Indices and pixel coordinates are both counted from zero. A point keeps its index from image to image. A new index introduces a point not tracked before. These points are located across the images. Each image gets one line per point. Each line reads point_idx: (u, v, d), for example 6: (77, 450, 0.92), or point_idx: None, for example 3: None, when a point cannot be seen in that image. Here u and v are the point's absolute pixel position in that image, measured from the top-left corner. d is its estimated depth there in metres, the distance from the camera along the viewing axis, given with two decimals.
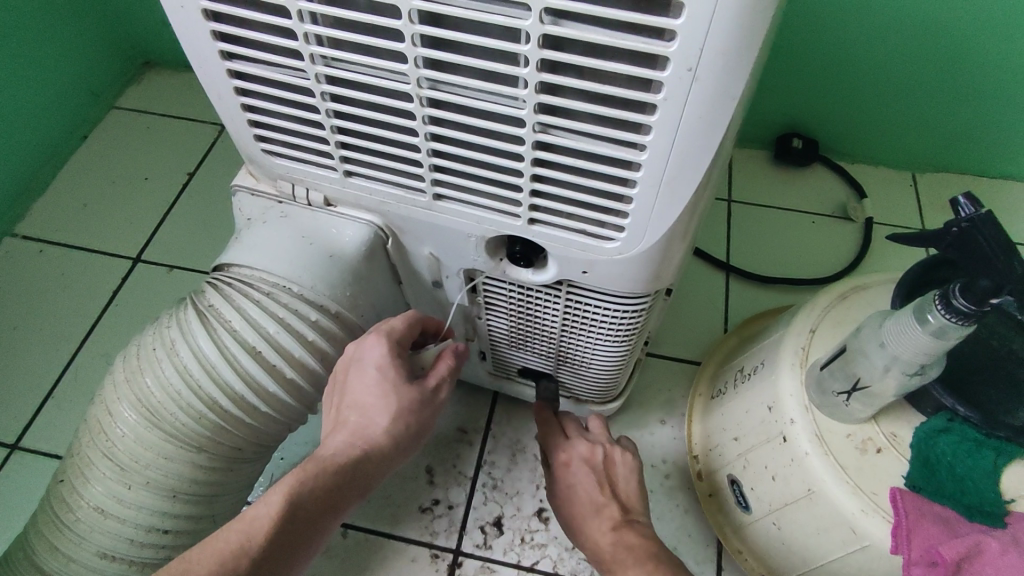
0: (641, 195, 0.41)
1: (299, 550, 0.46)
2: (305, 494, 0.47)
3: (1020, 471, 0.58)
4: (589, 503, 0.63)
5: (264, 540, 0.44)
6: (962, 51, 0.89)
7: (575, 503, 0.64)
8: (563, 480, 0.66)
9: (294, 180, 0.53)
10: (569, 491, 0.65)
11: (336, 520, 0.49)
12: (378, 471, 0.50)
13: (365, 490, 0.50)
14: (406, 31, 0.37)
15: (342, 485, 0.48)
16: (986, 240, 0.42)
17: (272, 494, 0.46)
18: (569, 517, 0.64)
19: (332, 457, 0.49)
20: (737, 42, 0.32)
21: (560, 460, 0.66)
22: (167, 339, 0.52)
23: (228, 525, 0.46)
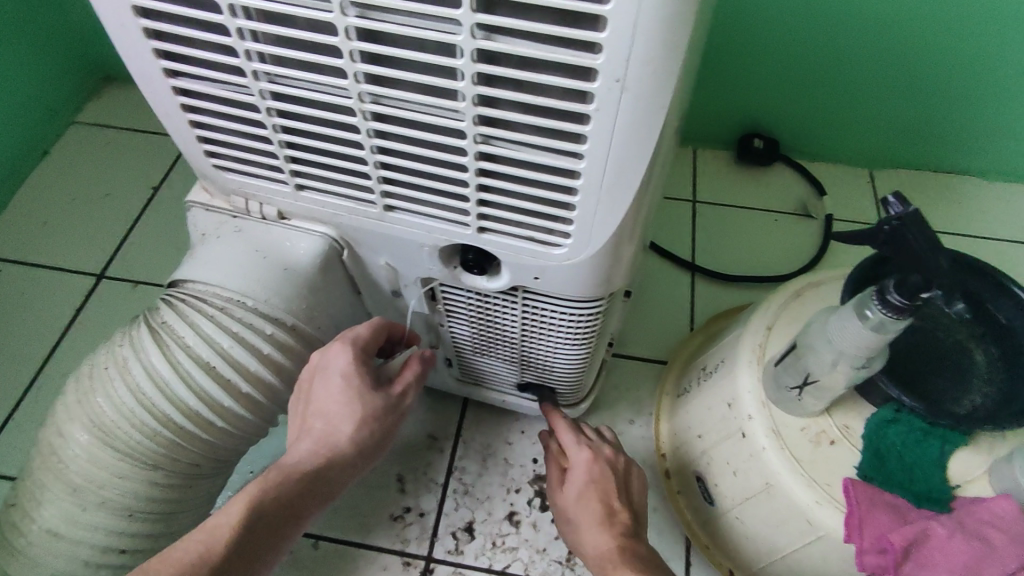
0: (583, 202, 0.42)
1: (261, 558, 0.47)
2: (267, 503, 0.47)
3: (965, 457, 0.61)
4: (604, 507, 0.64)
5: (225, 549, 0.45)
6: (910, 51, 0.92)
7: (589, 502, 0.65)
8: (580, 479, 0.66)
9: (247, 194, 0.53)
10: (586, 491, 0.65)
11: (300, 528, 0.50)
12: (342, 479, 0.51)
13: (329, 497, 0.51)
14: (344, 48, 0.38)
15: (305, 493, 0.49)
16: (916, 237, 0.44)
17: (234, 503, 0.47)
18: (577, 514, 0.65)
19: (296, 465, 0.50)
20: (662, 54, 0.33)
21: (583, 460, 0.67)
22: (119, 358, 0.52)
23: (188, 534, 0.46)
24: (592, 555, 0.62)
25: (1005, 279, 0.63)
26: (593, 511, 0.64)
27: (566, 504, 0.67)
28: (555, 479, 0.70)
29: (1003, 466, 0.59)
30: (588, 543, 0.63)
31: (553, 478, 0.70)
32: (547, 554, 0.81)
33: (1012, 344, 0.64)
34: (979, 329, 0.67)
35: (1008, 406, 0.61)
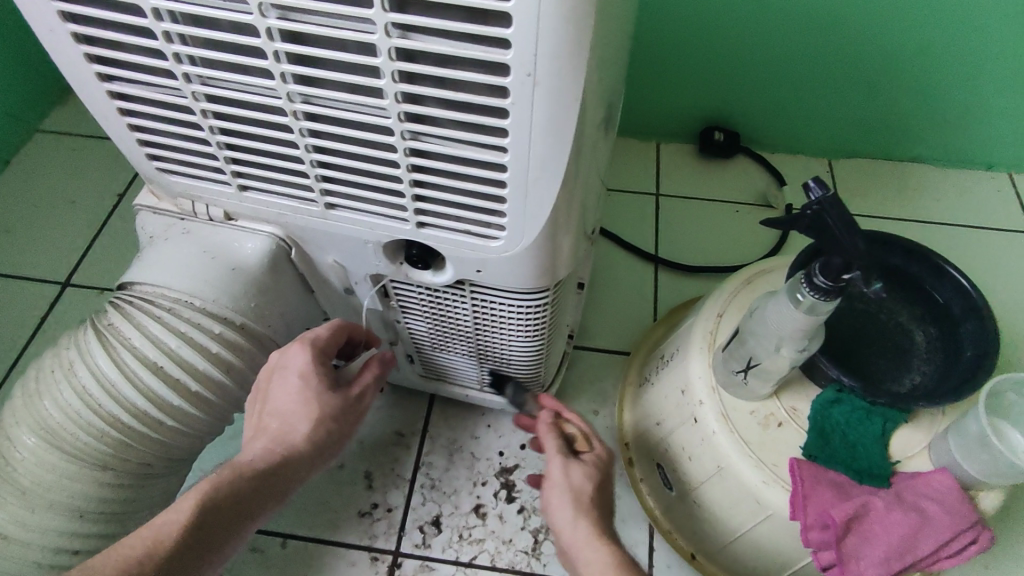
0: (512, 194, 0.44)
1: (210, 556, 0.47)
2: (217, 501, 0.48)
3: (906, 434, 0.64)
4: (605, 504, 0.61)
5: (171, 547, 0.45)
6: (858, 42, 0.95)
7: (600, 493, 0.61)
8: (601, 468, 0.62)
9: (193, 196, 0.54)
10: (600, 483, 0.61)
11: (250, 527, 0.50)
12: (296, 477, 0.52)
13: (282, 496, 0.52)
14: (268, 49, 0.39)
15: (257, 491, 0.50)
16: (834, 221, 0.46)
17: (183, 501, 0.47)
18: (588, 496, 0.59)
19: (250, 464, 0.51)
20: (567, 47, 0.34)
21: (607, 456, 0.64)
22: (65, 360, 0.54)
23: (135, 532, 0.46)
24: (590, 535, 0.56)
25: (943, 262, 0.67)
26: (600, 504, 0.60)
27: (576, 481, 0.60)
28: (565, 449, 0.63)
29: (940, 441, 0.61)
30: (589, 525, 0.57)
31: (555, 447, 0.63)
32: (513, 545, 0.82)
33: (949, 325, 0.67)
34: (919, 310, 0.69)
35: (942, 382, 0.63)
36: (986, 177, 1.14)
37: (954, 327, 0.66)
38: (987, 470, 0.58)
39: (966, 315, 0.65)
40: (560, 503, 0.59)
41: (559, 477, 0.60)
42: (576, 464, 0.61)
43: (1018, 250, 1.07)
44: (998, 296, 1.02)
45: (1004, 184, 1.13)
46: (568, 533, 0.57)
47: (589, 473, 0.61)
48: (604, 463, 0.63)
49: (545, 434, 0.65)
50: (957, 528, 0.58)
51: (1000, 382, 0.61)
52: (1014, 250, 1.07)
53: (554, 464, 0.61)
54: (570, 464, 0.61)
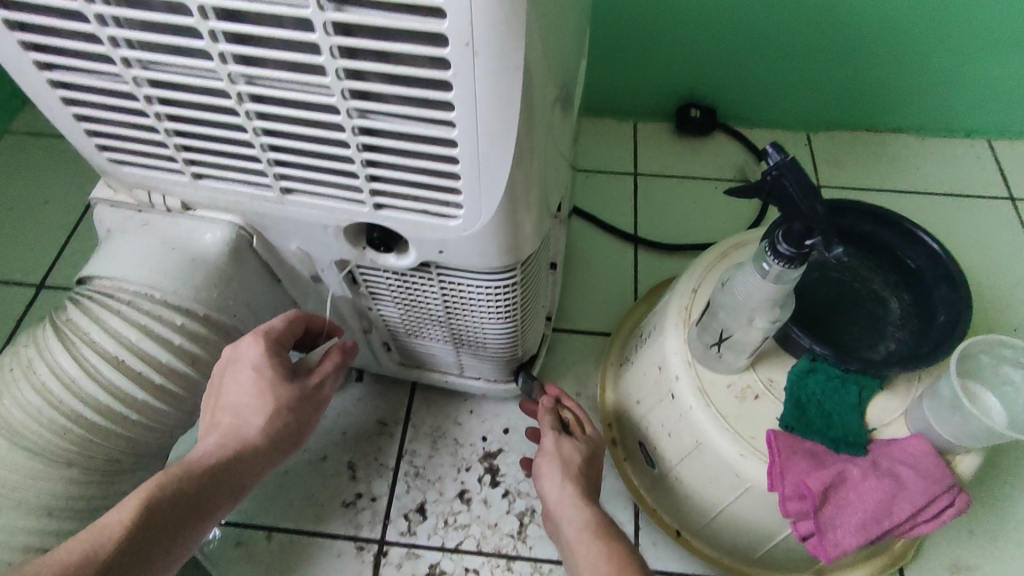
0: (465, 171, 0.43)
1: (159, 555, 0.46)
2: (166, 498, 0.47)
3: (883, 401, 0.63)
4: (594, 474, 0.62)
5: (115, 547, 0.44)
6: (830, 12, 0.94)
7: (591, 466, 0.63)
8: (593, 446, 0.65)
9: (148, 187, 0.53)
10: (591, 460, 0.63)
11: (206, 524, 0.50)
12: (250, 470, 0.52)
13: (236, 491, 0.51)
14: (203, 28, 0.38)
15: (209, 486, 0.49)
16: (794, 186, 0.46)
17: (130, 499, 0.46)
18: (577, 465, 0.61)
19: (204, 458, 0.50)
20: (502, 14, 0.33)
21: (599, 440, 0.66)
22: (25, 360, 0.54)
23: (75, 535, 0.44)
24: (577, 495, 0.58)
25: (914, 227, 0.67)
26: (591, 475, 0.62)
27: (566, 451, 0.62)
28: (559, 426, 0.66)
29: (915, 407, 0.61)
30: (577, 487, 0.58)
31: (551, 426, 0.66)
32: (499, 529, 0.82)
33: (922, 291, 0.67)
34: (893, 277, 0.69)
35: (918, 346, 0.63)
36: (965, 144, 1.13)
37: (927, 292, 0.66)
38: (960, 434, 0.58)
39: (937, 279, 0.65)
40: (551, 472, 0.60)
41: (551, 448, 0.63)
42: (567, 439, 0.64)
43: (998, 217, 1.07)
44: (978, 263, 1.02)
45: (984, 151, 1.13)
46: (555, 493, 0.58)
47: (580, 448, 0.63)
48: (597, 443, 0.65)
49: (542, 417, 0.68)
50: (934, 490, 0.58)
51: (973, 344, 0.61)
52: (995, 217, 1.07)
53: (547, 438, 0.64)
54: (562, 439, 0.64)
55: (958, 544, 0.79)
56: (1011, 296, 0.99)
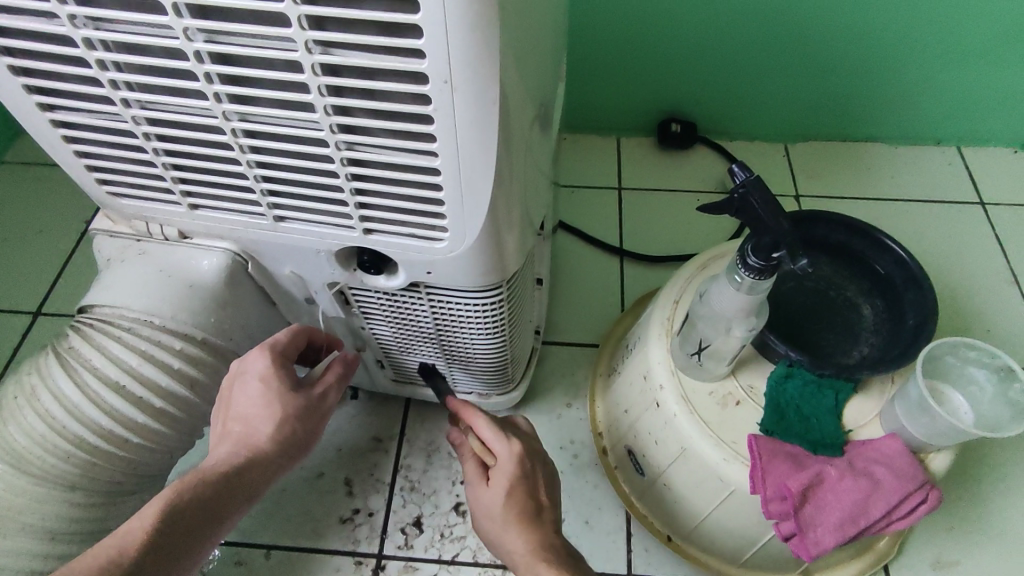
0: (449, 197, 0.45)
1: (181, 557, 0.48)
2: (183, 504, 0.49)
3: (858, 403, 0.66)
4: (529, 510, 0.57)
5: (138, 550, 0.46)
6: (799, 31, 0.98)
7: (518, 503, 0.57)
8: (508, 475, 0.57)
9: (146, 218, 0.55)
10: (514, 491, 0.57)
11: (221, 529, 0.51)
12: (264, 477, 0.54)
13: (251, 497, 0.53)
14: (198, 71, 0.40)
15: (224, 492, 0.51)
16: (757, 201, 0.48)
17: (150, 506, 0.48)
18: (503, 511, 0.56)
19: (216, 467, 0.52)
20: (477, 55, 0.36)
21: (513, 457, 0.58)
22: (29, 387, 0.56)
23: (102, 541, 0.47)
24: (523, 546, 0.55)
25: (882, 235, 0.70)
26: (524, 512, 0.56)
27: (488, 504, 0.58)
28: (474, 472, 0.60)
29: (888, 408, 0.64)
30: (519, 537, 0.56)
31: (470, 473, 0.61)
32: None
33: (894, 296, 0.70)
34: (867, 284, 0.72)
35: (890, 350, 0.66)
36: (936, 151, 1.17)
37: (898, 297, 0.69)
38: (930, 433, 0.61)
39: (907, 286, 0.68)
40: (491, 524, 0.58)
41: (477, 503, 0.59)
42: (482, 487, 0.59)
43: (969, 221, 1.10)
44: (951, 267, 1.06)
45: (954, 157, 1.17)
46: (507, 545, 0.57)
47: (495, 492, 0.57)
48: (508, 471, 0.58)
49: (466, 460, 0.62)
50: (907, 487, 0.61)
51: (939, 346, 0.64)
52: (966, 221, 1.10)
53: (470, 492, 0.60)
54: (480, 489, 0.59)
55: (940, 541, 0.81)
56: (981, 298, 1.02)
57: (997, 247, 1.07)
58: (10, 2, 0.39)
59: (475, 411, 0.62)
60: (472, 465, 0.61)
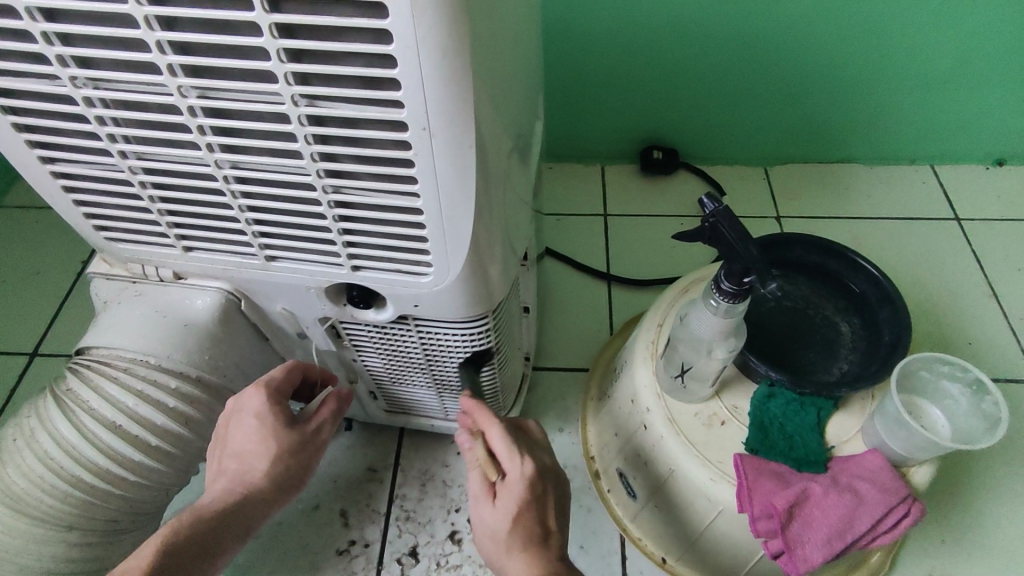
0: (432, 235, 0.48)
1: None
2: (179, 544, 0.50)
3: (841, 420, 0.68)
4: (536, 532, 0.53)
5: None
6: (772, 60, 1.02)
7: (524, 527, 0.53)
8: (516, 499, 0.53)
9: (142, 260, 0.57)
10: (522, 515, 0.53)
11: (216, 566, 0.53)
12: (258, 513, 0.55)
13: (246, 533, 0.55)
14: (192, 125, 0.43)
15: (219, 530, 0.53)
16: (727, 229, 0.51)
17: (145, 547, 0.49)
18: (505, 537, 0.53)
19: (213, 503, 0.54)
20: (452, 104, 0.38)
21: (524, 477, 0.54)
22: (27, 429, 0.57)
23: None
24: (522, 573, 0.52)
25: (854, 255, 0.73)
26: (527, 538, 0.53)
27: (492, 527, 0.54)
28: (479, 487, 0.56)
29: (869, 424, 0.66)
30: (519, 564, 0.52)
31: (474, 488, 0.56)
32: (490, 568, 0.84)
33: (870, 314, 0.72)
34: (843, 303, 0.74)
35: (868, 367, 0.68)
36: (911, 170, 1.21)
37: (873, 315, 0.71)
38: (909, 446, 0.63)
39: (881, 303, 0.70)
40: (489, 548, 0.55)
41: (479, 522, 0.55)
42: (487, 506, 0.55)
43: (946, 237, 1.14)
44: (931, 282, 1.08)
45: (928, 175, 1.20)
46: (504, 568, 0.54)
47: (502, 515, 0.53)
48: (518, 492, 0.53)
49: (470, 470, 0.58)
50: (891, 502, 0.62)
51: (914, 361, 0.66)
52: (943, 237, 1.14)
53: (473, 509, 0.56)
54: (484, 509, 0.55)
55: (932, 554, 0.82)
56: (962, 311, 1.05)
57: (974, 261, 1.10)
58: (15, 66, 0.41)
59: (488, 423, 0.57)
60: (479, 479, 0.56)
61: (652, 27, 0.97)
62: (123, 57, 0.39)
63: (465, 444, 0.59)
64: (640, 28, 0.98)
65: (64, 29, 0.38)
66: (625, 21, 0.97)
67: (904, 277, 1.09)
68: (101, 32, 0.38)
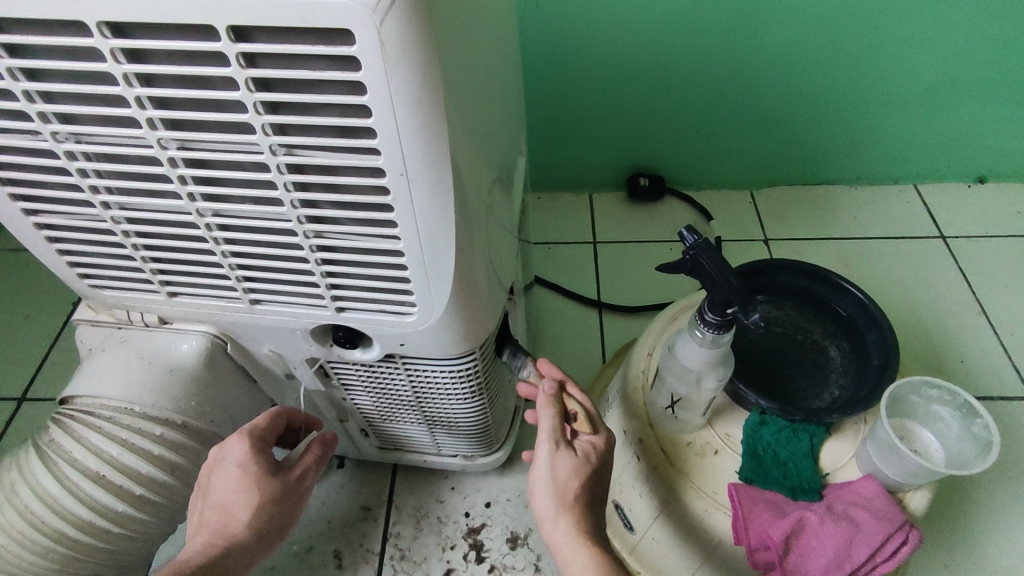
0: (414, 275, 0.48)
1: None
2: None
3: (835, 446, 0.68)
4: (596, 497, 0.51)
5: None
6: (752, 88, 1.04)
7: (591, 490, 0.51)
8: (597, 460, 0.52)
9: (127, 306, 0.57)
10: (595, 476, 0.51)
11: None
12: (240, 566, 0.54)
13: None
14: (173, 175, 0.43)
15: None
16: (708, 261, 0.51)
17: None
18: (574, 493, 0.50)
19: (193, 557, 0.52)
20: (428, 149, 0.39)
21: (608, 444, 0.53)
22: (9, 482, 0.57)
23: None
24: (571, 534, 0.49)
25: (840, 279, 0.73)
26: (586, 501, 0.50)
27: (564, 475, 0.50)
28: (559, 433, 0.52)
29: (863, 450, 0.66)
30: (571, 524, 0.49)
31: (549, 428, 0.52)
32: None
33: (857, 337, 0.72)
34: (831, 327, 0.74)
35: (857, 392, 0.68)
36: (894, 189, 1.22)
37: (861, 338, 0.71)
38: (903, 473, 0.63)
39: (868, 326, 0.71)
40: (540, 500, 0.50)
41: (544, 469, 0.51)
42: (566, 454, 0.51)
43: (932, 255, 1.15)
44: (919, 301, 1.09)
45: (912, 195, 1.22)
46: (547, 526, 0.50)
47: (581, 468, 0.51)
48: (603, 454, 0.52)
49: (539, 411, 0.53)
50: (887, 529, 0.61)
51: (903, 384, 0.66)
52: (929, 255, 1.15)
53: (540, 454, 0.51)
54: (561, 456, 0.51)
55: None
56: (951, 329, 1.05)
57: (961, 279, 1.11)
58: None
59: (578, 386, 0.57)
60: (559, 423, 0.52)
61: (634, 58, 0.99)
62: (103, 113, 0.40)
63: (548, 387, 0.55)
64: (622, 60, 1.00)
65: (45, 87, 0.39)
66: (602, 52, 0.99)
67: (893, 297, 1.09)
68: (80, 89, 0.38)
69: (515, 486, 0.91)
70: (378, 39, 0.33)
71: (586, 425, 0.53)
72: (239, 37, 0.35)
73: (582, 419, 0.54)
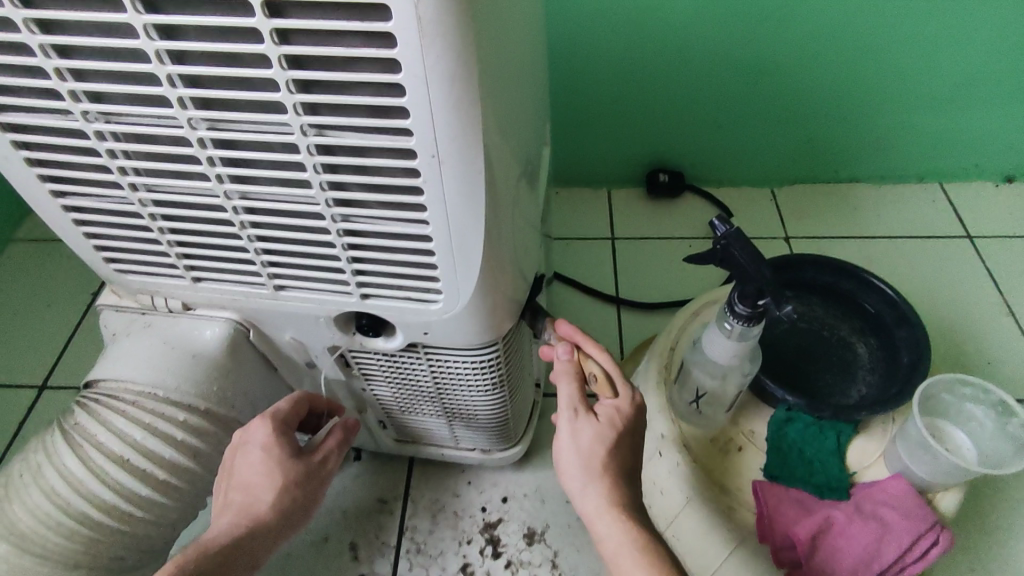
0: (442, 261, 0.47)
1: None
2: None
3: (861, 445, 0.67)
4: (625, 463, 0.50)
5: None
6: (777, 81, 1.02)
7: (619, 456, 0.49)
8: (621, 422, 0.50)
9: (151, 292, 0.57)
10: (619, 441, 0.50)
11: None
12: (263, 547, 0.53)
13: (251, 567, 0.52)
14: (202, 156, 0.43)
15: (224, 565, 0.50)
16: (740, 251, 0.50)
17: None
18: (599, 460, 0.49)
19: (217, 538, 0.52)
20: (461, 130, 0.38)
21: (632, 404, 0.51)
22: (34, 464, 0.57)
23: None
24: (603, 504, 0.48)
25: (868, 276, 0.72)
26: (619, 468, 0.49)
27: (588, 443, 0.49)
28: (578, 401, 0.51)
29: (891, 448, 0.65)
30: (603, 493, 0.48)
31: (568, 398, 0.51)
32: None
33: (886, 335, 0.71)
34: (858, 323, 0.73)
35: (886, 389, 0.67)
36: (919, 188, 1.20)
37: (890, 336, 0.70)
38: (933, 471, 0.62)
39: (897, 323, 0.69)
40: (570, 470, 0.49)
41: (569, 438, 0.50)
42: (587, 422, 0.50)
43: (958, 255, 1.12)
44: (944, 300, 1.07)
45: (936, 194, 1.19)
46: (579, 499, 0.49)
47: (603, 432, 0.49)
48: (625, 416, 0.51)
49: (559, 381, 0.53)
50: (918, 528, 0.60)
51: (932, 383, 0.65)
52: (955, 255, 1.12)
53: (564, 424, 0.51)
54: (580, 424, 0.50)
55: None
56: (978, 330, 1.03)
57: (987, 279, 1.09)
58: (30, 102, 0.42)
59: (598, 347, 0.54)
60: (577, 390, 0.51)
61: (659, 51, 0.98)
62: (135, 92, 0.40)
63: (563, 352, 0.54)
64: (646, 53, 0.99)
65: (77, 65, 0.39)
66: (626, 46, 0.98)
67: (917, 296, 1.07)
68: (113, 68, 0.38)
69: (532, 481, 0.90)
70: (416, 16, 0.33)
71: (606, 389, 0.52)
72: (273, 13, 0.34)
73: (603, 381, 0.52)
